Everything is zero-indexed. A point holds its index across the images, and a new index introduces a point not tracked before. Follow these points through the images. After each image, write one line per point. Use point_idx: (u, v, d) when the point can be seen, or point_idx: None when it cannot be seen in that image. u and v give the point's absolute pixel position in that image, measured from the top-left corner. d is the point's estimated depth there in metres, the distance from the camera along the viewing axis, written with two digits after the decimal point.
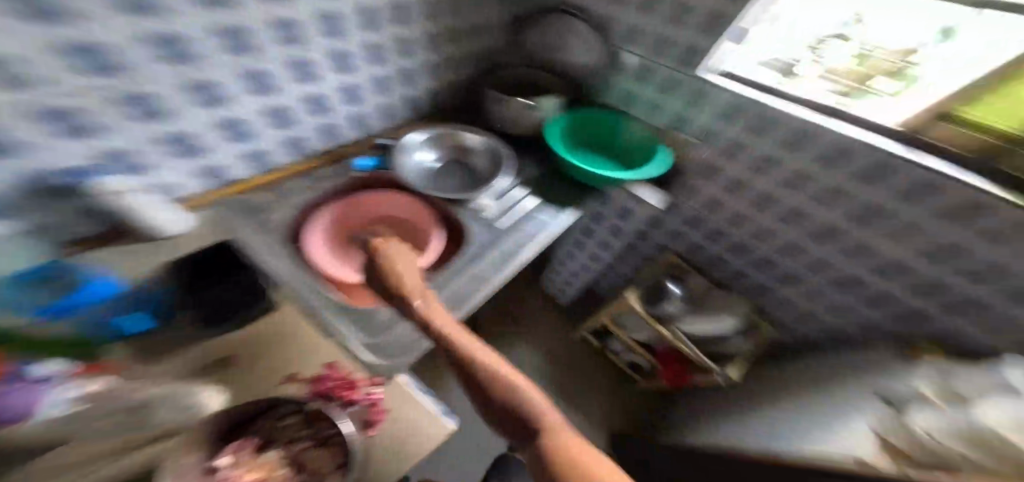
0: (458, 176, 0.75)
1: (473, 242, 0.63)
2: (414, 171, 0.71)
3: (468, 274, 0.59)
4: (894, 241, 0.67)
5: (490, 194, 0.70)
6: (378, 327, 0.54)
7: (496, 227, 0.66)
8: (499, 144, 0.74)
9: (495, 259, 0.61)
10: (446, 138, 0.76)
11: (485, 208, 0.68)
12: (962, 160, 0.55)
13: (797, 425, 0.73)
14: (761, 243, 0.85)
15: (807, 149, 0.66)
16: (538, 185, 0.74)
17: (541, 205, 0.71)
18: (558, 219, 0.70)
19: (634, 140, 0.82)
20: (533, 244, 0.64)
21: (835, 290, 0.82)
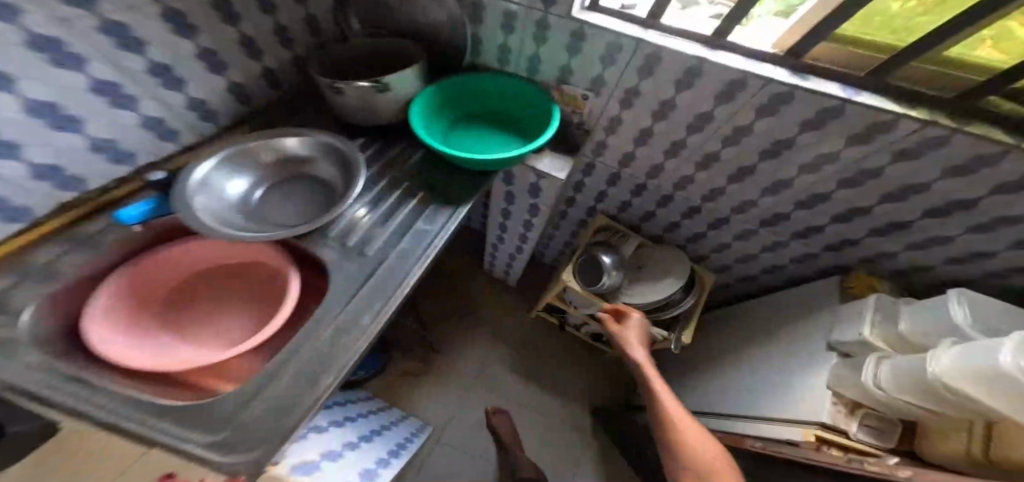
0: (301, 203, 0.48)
1: (340, 282, 0.47)
2: (235, 225, 0.43)
3: (339, 320, 0.45)
4: (810, 174, 0.60)
5: (362, 205, 0.54)
6: (223, 414, 0.38)
7: (368, 253, 0.49)
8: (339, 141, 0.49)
9: (371, 296, 0.46)
10: (253, 156, 0.47)
11: (358, 223, 0.52)
12: (858, 80, 0.46)
13: (760, 395, 0.72)
14: (683, 192, 0.76)
15: (694, 89, 0.53)
16: (416, 183, 0.57)
17: (426, 205, 0.55)
18: (449, 216, 0.54)
19: (525, 103, 0.62)
20: (417, 263, 0.49)
21: (764, 229, 0.76)
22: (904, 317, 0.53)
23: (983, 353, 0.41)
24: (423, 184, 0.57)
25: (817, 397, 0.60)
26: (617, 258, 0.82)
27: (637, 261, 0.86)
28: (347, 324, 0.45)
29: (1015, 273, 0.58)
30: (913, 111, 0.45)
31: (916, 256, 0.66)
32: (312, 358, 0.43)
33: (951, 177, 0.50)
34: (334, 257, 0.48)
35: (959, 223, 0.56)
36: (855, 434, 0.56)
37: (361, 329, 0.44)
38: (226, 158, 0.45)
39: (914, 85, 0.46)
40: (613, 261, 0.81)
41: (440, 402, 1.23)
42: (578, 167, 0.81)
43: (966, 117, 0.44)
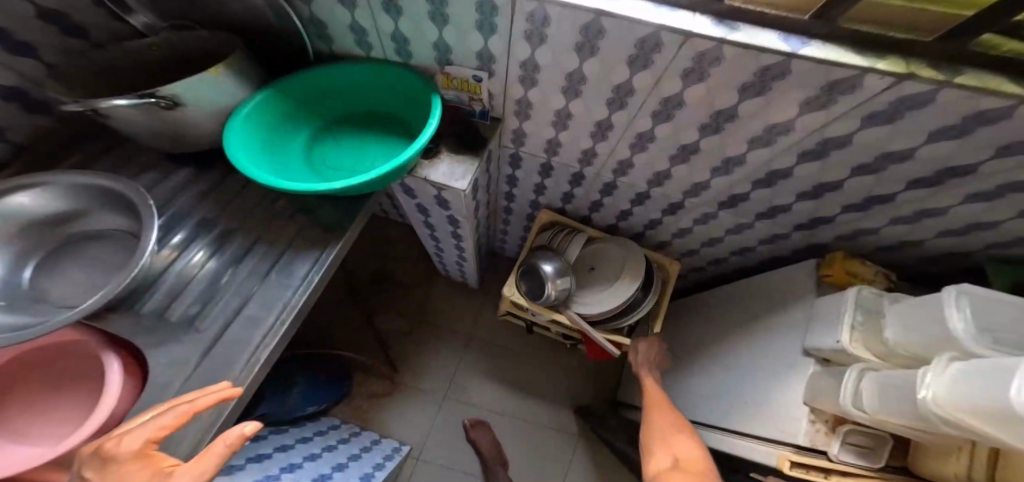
0: (95, 263, 0.41)
1: (156, 372, 0.35)
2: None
3: None
4: (763, 148, 0.48)
5: (202, 247, 0.42)
6: None
7: (197, 324, 0.38)
8: (93, 176, 0.39)
9: (205, 384, 0.36)
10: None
11: (189, 279, 0.40)
12: (802, 27, 0.34)
13: (737, 404, 0.64)
14: (625, 177, 0.64)
15: (600, 56, 0.41)
16: (273, 218, 0.45)
17: (286, 242, 0.43)
18: (318, 255, 0.43)
19: (408, 98, 0.49)
20: (269, 326, 0.38)
21: (724, 211, 0.65)
22: (892, 320, 0.44)
23: (987, 385, 0.31)
24: (282, 218, 0.45)
25: (791, 413, 0.51)
26: (565, 261, 0.71)
27: (591, 261, 0.76)
28: None
29: (1021, 242, 0.48)
30: (880, 62, 0.33)
31: (900, 231, 0.55)
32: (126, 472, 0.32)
33: (940, 139, 0.38)
34: (142, 341, 0.36)
35: (951, 192, 0.45)
36: (837, 455, 0.47)
37: None
38: None
39: (882, 25, 0.33)
40: (559, 268, 0.70)
41: (408, 420, 1.15)
42: (504, 160, 0.69)
43: (955, 64, 0.33)
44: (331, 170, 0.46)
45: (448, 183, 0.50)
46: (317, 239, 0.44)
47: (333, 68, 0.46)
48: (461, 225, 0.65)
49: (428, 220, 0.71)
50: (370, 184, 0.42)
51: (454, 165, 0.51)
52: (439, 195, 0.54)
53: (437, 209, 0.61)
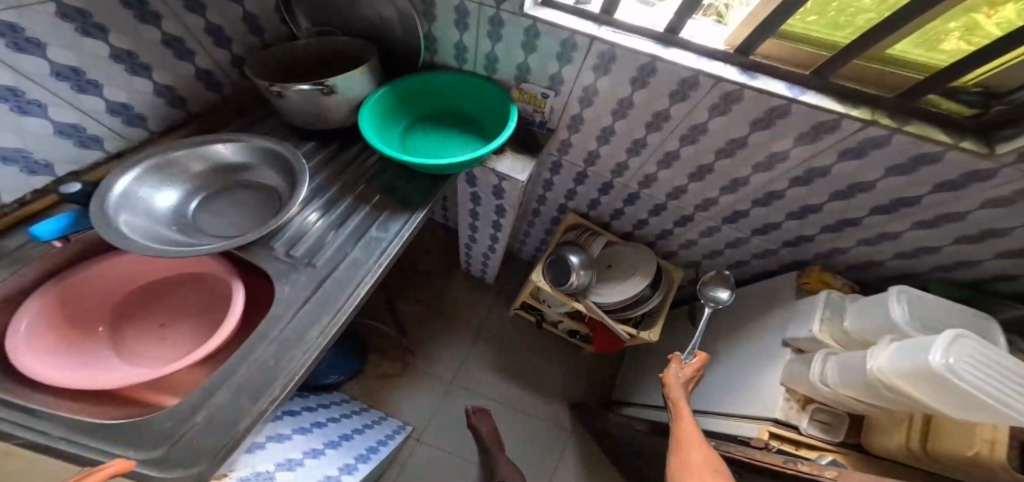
0: (238, 209, 0.50)
1: (286, 293, 0.45)
2: (168, 236, 0.44)
3: (284, 335, 0.43)
4: (764, 172, 0.60)
5: (315, 208, 0.52)
6: (165, 414, 0.38)
7: (314, 263, 0.48)
8: (264, 140, 0.51)
9: (320, 307, 0.45)
10: (174, 167, 0.48)
11: (307, 230, 0.50)
12: (802, 79, 0.46)
13: (725, 391, 0.74)
14: (647, 188, 0.76)
15: (646, 88, 0.54)
16: (372, 192, 0.56)
17: (379, 211, 0.54)
18: (405, 223, 0.53)
19: (487, 110, 0.65)
20: (369, 272, 0.48)
21: (727, 226, 0.77)
22: (852, 315, 0.55)
23: (916, 354, 0.42)
24: (377, 192, 0.56)
25: (771, 393, 0.61)
26: (585, 257, 0.83)
27: (606, 260, 0.87)
28: (293, 338, 0.43)
29: (958, 266, 0.60)
30: (854, 110, 0.45)
31: (867, 252, 0.67)
32: (254, 372, 0.41)
33: (893, 175, 0.51)
34: (276, 271, 0.47)
35: (905, 220, 0.57)
36: (806, 429, 0.57)
37: (311, 343, 0.43)
38: (146, 174, 0.46)
39: (862, 83, 0.46)
40: (581, 260, 0.82)
41: (415, 403, 1.21)
42: (546, 166, 0.81)
43: (908, 117, 0.45)
44: (424, 153, 0.61)
45: (508, 175, 0.62)
46: (406, 210, 0.54)
47: (437, 78, 0.62)
48: (505, 215, 0.76)
49: (475, 210, 0.82)
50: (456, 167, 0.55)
51: (516, 163, 0.63)
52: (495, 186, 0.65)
53: (490, 198, 0.72)
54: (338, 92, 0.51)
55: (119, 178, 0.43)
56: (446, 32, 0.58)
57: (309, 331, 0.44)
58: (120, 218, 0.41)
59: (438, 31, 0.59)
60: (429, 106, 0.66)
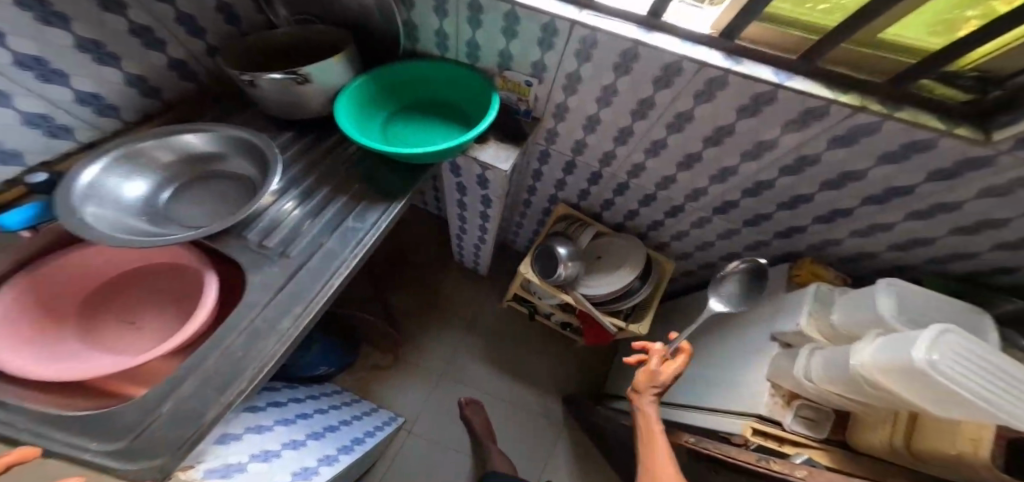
0: (207, 199, 0.50)
1: (259, 282, 0.45)
2: (133, 225, 0.44)
3: (256, 325, 0.43)
4: (753, 161, 0.58)
5: (292, 196, 0.52)
6: (132, 406, 0.38)
7: (287, 253, 0.47)
8: (236, 130, 0.50)
9: (292, 296, 0.45)
10: (144, 157, 0.48)
11: (283, 219, 0.50)
12: (790, 63, 0.44)
13: (711, 384, 0.73)
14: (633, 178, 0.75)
15: (630, 75, 0.52)
16: (349, 181, 0.55)
17: (356, 201, 0.53)
18: (382, 213, 0.53)
19: (472, 100, 0.63)
20: (343, 262, 0.47)
21: (718, 216, 0.75)
22: (840, 308, 0.54)
23: (900, 349, 0.40)
24: (353, 181, 0.55)
25: (757, 387, 0.60)
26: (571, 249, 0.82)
27: (595, 253, 0.86)
28: (264, 328, 0.43)
29: (956, 258, 0.58)
30: (843, 96, 0.43)
31: (860, 243, 0.65)
32: (224, 363, 0.41)
33: (886, 163, 0.49)
34: (249, 261, 0.46)
35: (898, 210, 0.55)
36: (788, 425, 0.55)
37: (282, 333, 0.43)
38: (113, 163, 0.46)
39: (853, 67, 0.44)
40: (570, 252, 0.81)
41: (408, 395, 1.21)
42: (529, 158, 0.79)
43: (901, 102, 0.43)
44: (405, 143, 0.60)
45: (490, 165, 0.61)
46: (383, 199, 0.54)
47: (421, 67, 0.61)
48: (489, 206, 0.75)
49: (461, 201, 0.81)
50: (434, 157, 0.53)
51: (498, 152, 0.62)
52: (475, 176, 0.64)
53: (474, 188, 0.71)
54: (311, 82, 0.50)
55: (83, 167, 0.43)
56: (426, 17, 0.56)
57: (280, 324, 0.44)
58: (84, 208, 0.41)
59: (418, 16, 0.57)
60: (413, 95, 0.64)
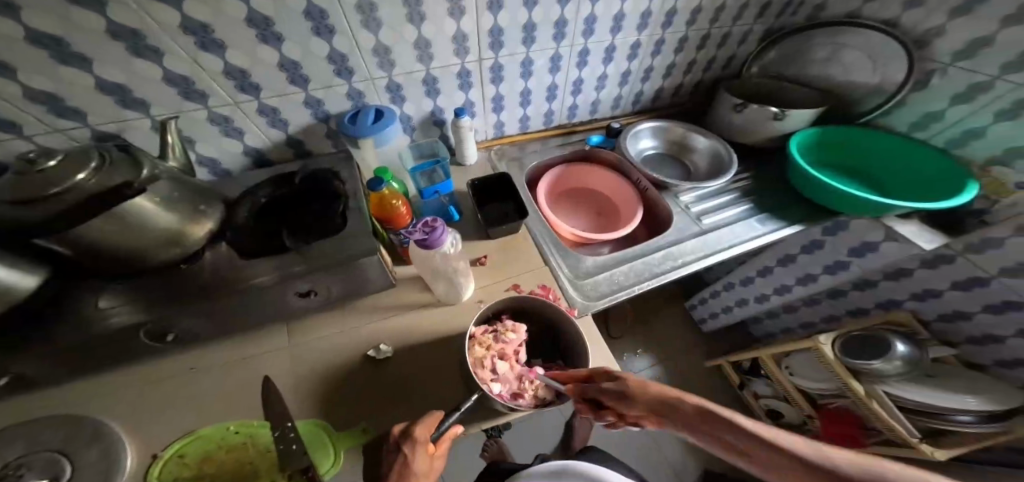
0: (663, 166, 0.94)
1: (680, 225, 0.79)
2: (635, 155, 0.92)
3: (680, 248, 0.75)
4: None
5: (703, 193, 0.86)
6: (632, 250, 0.74)
7: (701, 221, 0.80)
8: (727, 149, 0.87)
9: (708, 244, 0.76)
10: (670, 133, 0.95)
11: (705, 206, 0.84)
12: None
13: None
14: (930, 272, 0.90)
15: None
16: (745, 195, 0.87)
17: (751, 214, 0.82)
18: (771, 231, 0.79)
19: (893, 176, 0.85)
20: (739, 242, 0.76)
21: (1016, 338, 0.83)
22: None
23: None
24: (748, 197, 0.86)
25: None
26: (909, 352, 0.93)
27: (928, 369, 0.94)
28: (684, 251, 0.74)
29: None
30: None
31: None
32: (663, 257, 0.73)
33: None
34: (678, 211, 0.81)
35: None
36: None
37: (697, 260, 0.73)
38: (658, 127, 0.95)
39: None
40: (905, 351, 0.93)
41: None
42: (819, 237, 0.96)
43: None
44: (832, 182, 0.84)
45: (914, 240, 0.77)
46: (770, 222, 0.81)
47: (872, 138, 0.86)
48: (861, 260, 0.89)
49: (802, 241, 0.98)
50: (878, 209, 0.74)
51: (923, 230, 0.77)
52: (800, 231, 0.81)
53: (856, 244, 0.88)
54: (784, 120, 0.84)
55: (646, 123, 0.94)
56: (924, 100, 0.78)
57: (688, 251, 0.74)
58: (629, 136, 0.91)
59: (914, 96, 0.80)
60: (839, 156, 0.90)
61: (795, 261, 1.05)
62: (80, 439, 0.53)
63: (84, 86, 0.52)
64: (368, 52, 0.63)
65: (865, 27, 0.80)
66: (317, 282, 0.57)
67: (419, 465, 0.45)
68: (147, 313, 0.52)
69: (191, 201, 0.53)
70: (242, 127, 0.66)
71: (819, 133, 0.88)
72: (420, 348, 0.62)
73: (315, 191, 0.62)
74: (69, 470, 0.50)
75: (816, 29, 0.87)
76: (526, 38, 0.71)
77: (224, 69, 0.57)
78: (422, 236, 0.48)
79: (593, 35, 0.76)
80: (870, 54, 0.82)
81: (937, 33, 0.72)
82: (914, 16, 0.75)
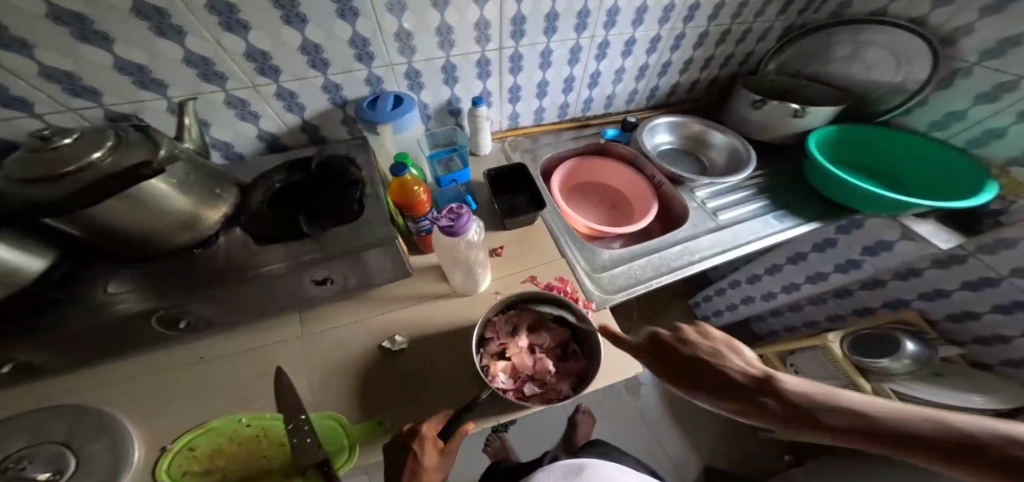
0: (679, 161, 0.93)
1: (697, 220, 0.78)
2: (651, 149, 0.92)
3: (697, 243, 0.74)
4: None
5: (719, 189, 0.85)
6: (649, 244, 0.73)
7: (717, 217, 0.79)
8: (744, 144, 0.87)
9: (725, 240, 0.75)
10: (685, 128, 0.94)
11: (720, 202, 0.83)
12: None
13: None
14: (940, 272, 0.90)
15: None
16: (761, 192, 0.86)
17: (767, 211, 0.82)
18: (787, 228, 0.79)
19: (910, 175, 0.85)
20: (755, 239, 0.76)
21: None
22: None
23: None
24: (764, 194, 0.86)
25: None
26: (918, 351, 0.93)
27: (936, 370, 0.94)
28: (701, 246, 0.74)
29: None
30: None
31: None
32: (681, 251, 0.73)
33: None
34: (693, 206, 0.80)
35: None
36: None
37: (714, 256, 0.73)
38: (674, 122, 0.94)
39: None
40: (915, 351, 0.93)
41: None
42: (832, 235, 0.96)
43: None
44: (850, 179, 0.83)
45: (931, 240, 0.76)
46: (786, 219, 0.80)
47: (890, 136, 0.85)
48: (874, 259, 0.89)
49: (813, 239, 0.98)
50: (896, 208, 0.74)
51: (941, 230, 0.76)
52: (815, 229, 0.81)
53: (870, 242, 0.88)
54: (803, 117, 0.84)
55: (662, 117, 0.93)
56: (946, 99, 0.78)
57: (705, 246, 0.74)
58: (645, 130, 0.90)
59: (935, 96, 0.79)
60: (856, 154, 0.90)
61: (805, 259, 1.05)
62: (88, 428, 0.52)
63: (100, 64, 0.51)
64: (390, 37, 0.62)
65: (890, 25, 0.79)
66: (334, 270, 0.56)
67: (427, 460, 0.45)
68: (160, 298, 0.50)
69: (208, 185, 0.52)
70: (258, 111, 0.65)
71: (836, 131, 0.88)
72: (436, 339, 0.61)
73: (331, 178, 0.61)
74: (72, 465, 0.49)
75: (840, 27, 0.86)
76: (548, 27, 0.70)
77: (245, 51, 0.56)
78: (449, 223, 0.48)
79: (615, 27, 0.75)
80: (892, 52, 0.81)
81: (964, 32, 0.71)
82: (942, 15, 0.73)
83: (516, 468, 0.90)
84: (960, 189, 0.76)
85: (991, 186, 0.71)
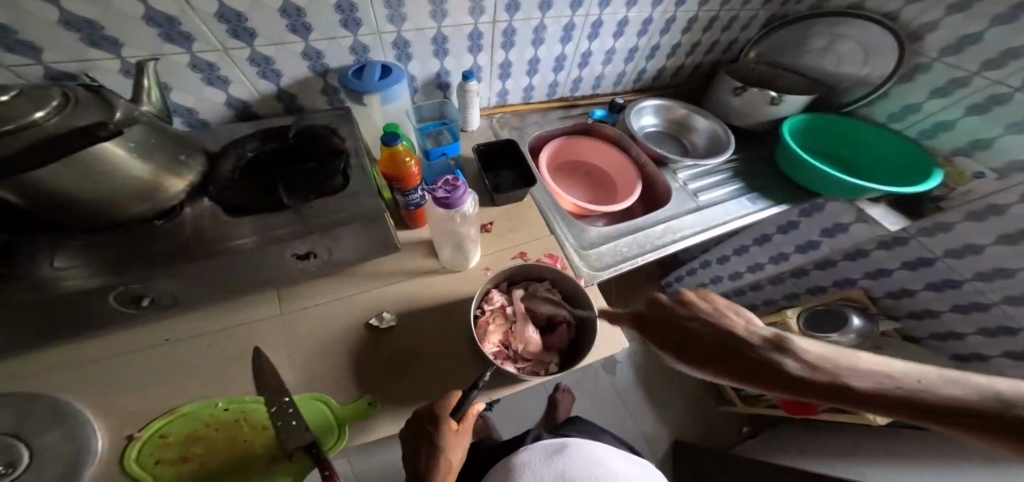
0: (663, 144, 0.96)
1: (677, 201, 0.81)
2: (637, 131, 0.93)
3: (676, 222, 0.77)
4: None
5: (698, 172, 0.88)
6: (632, 222, 0.75)
7: (697, 198, 0.82)
8: (725, 130, 0.89)
9: (702, 219, 0.78)
10: (671, 112, 0.96)
11: (699, 184, 0.86)
12: None
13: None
14: (885, 253, 0.99)
15: None
16: (737, 176, 0.90)
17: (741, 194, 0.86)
18: (759, 210, 0.83)
19: (870, 162, 0.91)
20: (730, 219, 0.79)
21: (951, 312, 0.93)
22: None
23: None
24: (739, 178, 0.90)
25: None
26: (862, 325, 1.03)
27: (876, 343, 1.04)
28: (681, 224, 0.77)
29: None
30: None
31: None
32: (663, 229, 0.76)
33: None
34: (675, 187, 0.83)
35: None
36: None
37: (693, 234, 0.76)
38: (660, 106, 0.96)
39: None
40: (861, 324, 1.02)
41: None
42: (796, 217, 1.02)
43: None
44: None
45: (881, 222, 0.84)
46: (758, 203, 0.85)
47: (855, 125, 0.91)
48: (831, 241, 0.97)
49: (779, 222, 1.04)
50: (853, 192, 0.80)
51: (890, 213, 0.83)
52: (783, 211, 0.86)
53: (828, 225, 0.95)
54: (779, 105, 0.87)
55: (649, 100, 0.95)
56: (906, 92, 0.84)
57: (686, 226, 0.77)
58: (632, 113, 0.91)
59: (897, 89, 0.85)
60: (824, 141, 0.95)
61: (770, 240, 1.12)
62: (40, 418, 0.48)
63: (43, 18, 0.44)
64: (380, 3, 0.58)
65: (864, 19, 0.83)
66: (319, 246, 0.54)
67: (444, 438, 0.46)
68: (118, 276, 0.46)
69: (170, 150, 0.47)
70: (229, 76, 0.59)
71: (807, 119, 0.93)
72: (424, 316, 0.60)
73: (312, 147, 0.57)
74: (26, 457, 0.44)
75: (818, 18, 0.90)
76: (543, 3, 0.68)
77: (217, 11, 0.51)
78: (445, 195, 0.47)
79: (609, 6, 0.74)
80: (863, 47, 0.86)
81: (930, 28, 0.76)
82: (912, 10, 0.78)
83: (497, 443, 0.92)
84: (914, 175, 0.83)
85: (938, 173, 0.78)
